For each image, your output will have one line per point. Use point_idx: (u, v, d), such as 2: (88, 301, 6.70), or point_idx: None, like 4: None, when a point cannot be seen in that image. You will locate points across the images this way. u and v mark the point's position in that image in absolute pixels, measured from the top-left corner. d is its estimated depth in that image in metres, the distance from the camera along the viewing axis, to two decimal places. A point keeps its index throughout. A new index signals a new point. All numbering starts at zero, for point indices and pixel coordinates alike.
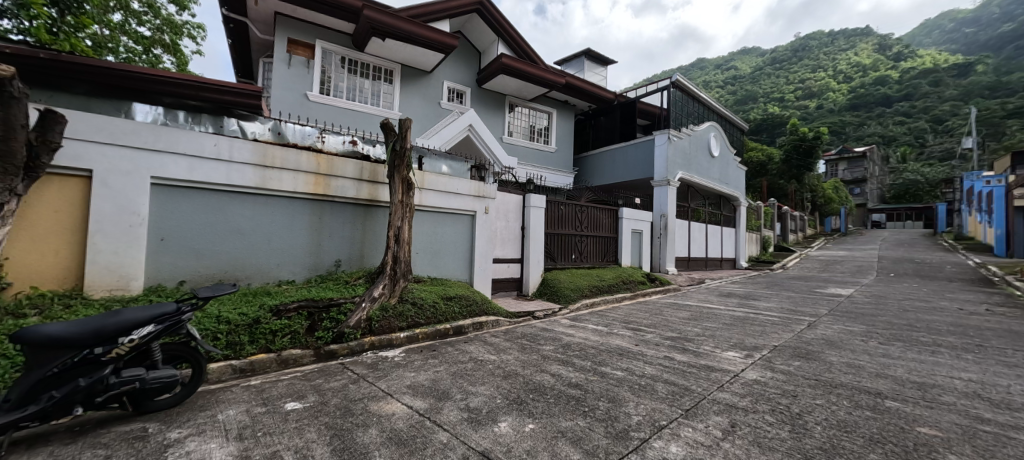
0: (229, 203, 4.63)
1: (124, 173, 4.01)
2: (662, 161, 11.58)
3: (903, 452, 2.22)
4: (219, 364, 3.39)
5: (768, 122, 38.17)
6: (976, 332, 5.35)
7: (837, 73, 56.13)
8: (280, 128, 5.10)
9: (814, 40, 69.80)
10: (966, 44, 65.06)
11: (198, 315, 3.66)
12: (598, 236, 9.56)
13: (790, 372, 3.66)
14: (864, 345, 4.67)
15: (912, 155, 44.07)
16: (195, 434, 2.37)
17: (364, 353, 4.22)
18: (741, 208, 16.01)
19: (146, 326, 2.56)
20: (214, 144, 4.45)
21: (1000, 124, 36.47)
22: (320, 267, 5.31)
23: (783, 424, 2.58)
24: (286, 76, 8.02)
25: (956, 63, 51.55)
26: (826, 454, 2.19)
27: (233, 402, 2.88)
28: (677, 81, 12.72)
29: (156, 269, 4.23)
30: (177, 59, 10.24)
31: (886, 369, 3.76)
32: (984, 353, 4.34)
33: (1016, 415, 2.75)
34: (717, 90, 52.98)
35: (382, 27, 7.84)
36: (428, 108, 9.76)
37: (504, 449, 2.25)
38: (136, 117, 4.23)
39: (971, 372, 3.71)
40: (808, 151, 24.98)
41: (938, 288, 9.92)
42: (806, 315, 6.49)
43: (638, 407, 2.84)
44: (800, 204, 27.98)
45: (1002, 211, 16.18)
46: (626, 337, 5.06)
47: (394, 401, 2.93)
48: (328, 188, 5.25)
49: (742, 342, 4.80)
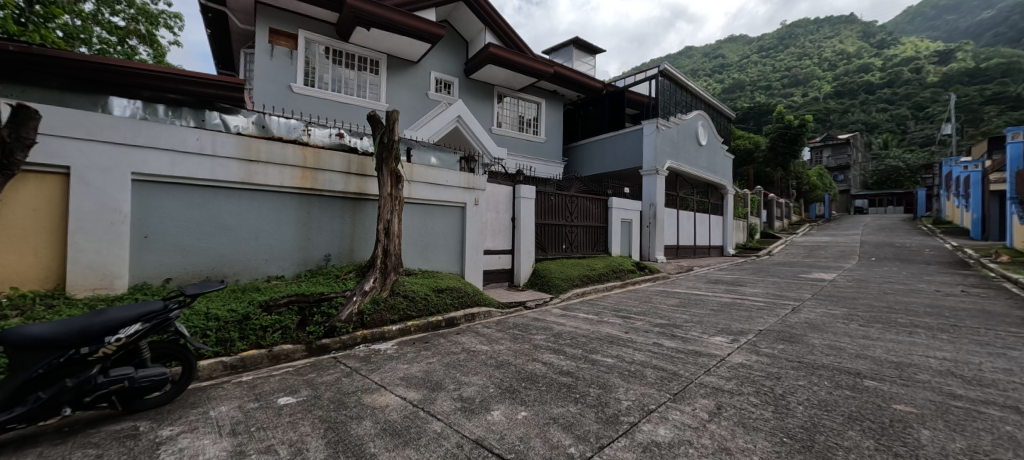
0: (215, 199, 4.56)
1: (104, 169, 3.91)
2: (651, 151, 11.65)
3: (880, 429, 2.32)
4: (210, 361, 3.37)
5: (756, 110, 38.77)
6: (952, 313, 5.58)
7: (822, 62, 57.02)
8: (264, 121, 4.95)
9: (800, 29, 70.58)
10: (947, 32, 66.20)
11: (186, 313, 3.62)
12: (588, 226, 9.63)
13: (773, 355, 3.78)
14: (845, 327, 4.84)
15: (895, 141, 44.93)
16: (187, 432, 2.37)
17: (356, 346, 4.20)
18: (728, 196, 16.19)
19: (132, 325, 2.51)
20: (196, 138, 4.34)
21: (979, 110, 37.26)
22: (310, 261, 5.28)
23: (767, 405, 2.66)
24: (268, 67, 7.82)
25: (937, 51, 52.44)
26: (807, 433, 2.28)
27: (224, 399, 2.87)
28: (665, 69, 12.58)
29: (140, 268, 4.16)
30: (153, 51, 9.93)
31: (866, 350, 3.90)
32: (959, 333, 4.52)
33: (987, 391, 2.89)
34: (705, 79, 53.54)
35: (366, 16, 7.70)
36: (415, 99, 9.61)
37: (497, 436, 2.29)
38: (114, 112, 4.09)
39: (946, 351, 3.87)
40: (794, 138, 25.18)
41: (917, 271, 10.24)
42: (790, 300, 6.68)
43: (628, 392, 2.91)
44: (786, 192, 28.56)
45: (978, 195, 16.74)
46: (616, 325, 5.14)
47: (387, 393, 2.95)
48: (316, 182, 5.19)
49: (729, 327, 4.92)
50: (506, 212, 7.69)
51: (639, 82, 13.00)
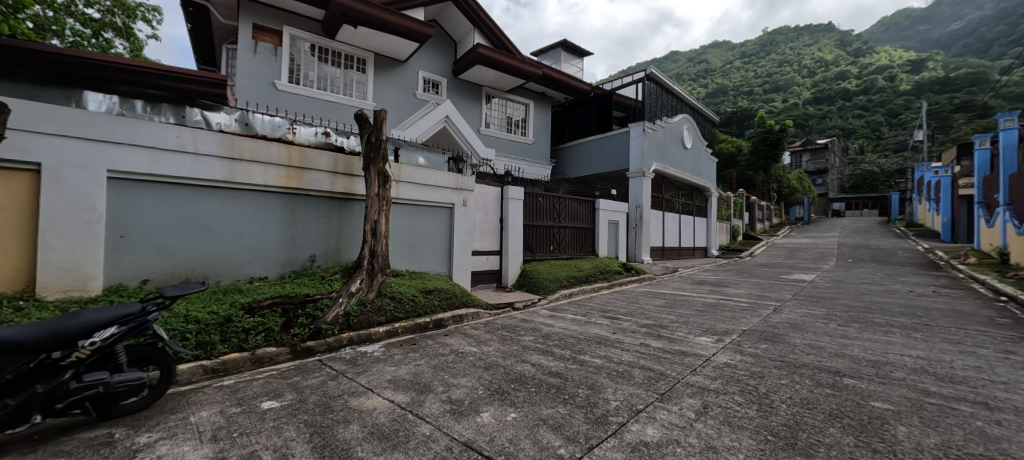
0: (196, 197, 4.43)
1: (79, 166, 3.77)
2: (638, 153, 11.79)
3: (860, 426, 2.39)
4: (189, 365, 3.26)
5: (738, 115, 39.70)
6: (925, 313, 5.79)
7: (801, 69, 58.67)
8: (248, 119, 4.83)
9: (781, 36, 72.55)
10: (919, 42, 68.82)
11: (165, 315, 3.52)
12: (576, 227, 9.69)
13: (757, 354, 3.86)
14: (825, 327, 4.98)
15: (870, 146, 46.51)
16: (166, 438, 2.29)
17: (342, 348, 4.14)
18: (712, 199, 16.49)
19: (108, 328, 2.42)
20: (176, 135, 4.22)
21: (948, 117, 38.82)
22: (295, 262, 5.17)
23: (751, 404, 2.72)
24: (252, 64, 7.66)
25: (910, 60, 54.51)
26: (790, 430, 2.33)
27: (205, 403, 2.79)
28: (651, 73, 12.76)
29: (116, 269, 4.02)
30: (130, 44, 9.61)
31: (845, 349, 4.01)
32: (932, 332, 4.70)
33: (959, 388, 3.00)
34: (690, 83, 54.54)
35: (353, 14, 7.60)
36: (403, 98, 9.52)
37: (486, 438, 2.28)
38: (89, 107, 3.98)
39: (920, 349, 4.01)
40: (774, 143, 25.64)
41: (891, 272, 10.60)
42: (772, 300, 6.84)
43: (616, 393, 2.93)
44: (768, 195, 29.28)
45: (948, 200, 17.44)
46: (603, 325, 5.18)
47: (375, 396, 2.91)
48: (301, 181, 5.09)
49: (714, 327, 5.01)
50: (494, 214, 7.68)
51: (626, 85, 13.15)
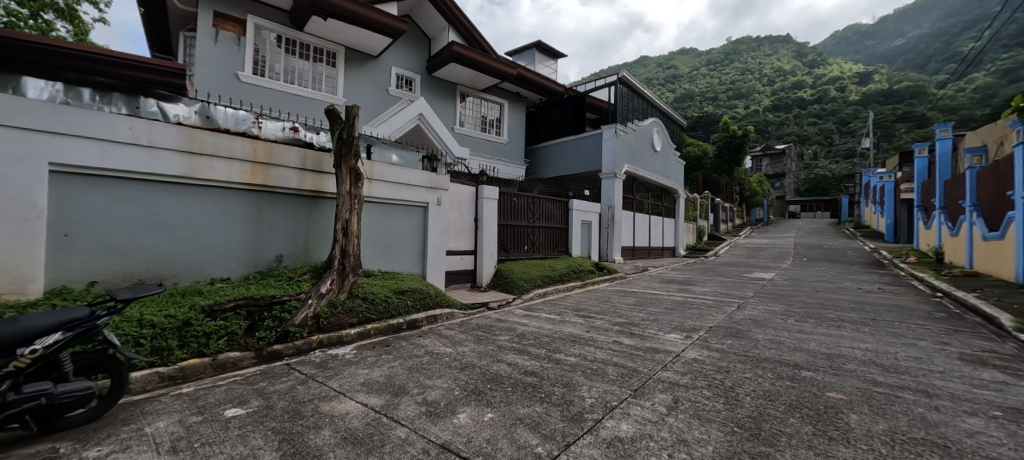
0: (151, 193, 4.16)
1: (16, 159, 3.44)
2: (610, 154, 12.04)
3: (816, 415, 2.54)
4: (144, 373, 3.06)
5: (704, 120, 41.33)
6: (872, 308, 6.23)
7: (762, 77, 61.76)
8: (209, 111, 4.58)
9: (744, 46, 76.10)
10: (867, 56, 73.95)
11: (116, 319, 3.28)
12: (550, 227, 9.78)
13: (723, 350, 4.03)
14: (784, 322, 5.27)
15: (823, 152, 49.54)
16: (117, 451, 2.14)
17: (312, 352, 4.01)
18: (680, 200, 17.07)
19: (52, 334, 2.24)
20: (129, 127, 3.94)
21: (892, 127, 41.93)
22: (260, 262, 4.95)
23: (718, 397, 2.84)
24: (212, 53, 7.26)
25: (859, 73, 58.45)
26: (755, 422, 2.45)
27: (162, 413, 2.62)
28: (623, 77, 13.06)
29: (59, 270, 3.70)
30: (74, 27, 8.89)
31: (802, 343, 4.26)
32: (878, 326, 5.06)
33: (902, 377, 3.25)
34: (659, 88, 56.25)
35: (323, 5, 7.35)
36: (375, 94, 9.30)
37: (464, 440, 2.26)
38: (29, 95, 3.61)
39: (868, 342, 4.31)
40: (738, 147, 26.74)
41: (842, 271, 11.34)
42: (736, 298, 7.16)
43: (591, 390, 2.99)
44: (731, 197, 30.63)
45: (891, 203, 18.82)
46: (577, 324, 5.27)
47: (348, 400, 2.83)
48: (267, 178, 4.87)
49: (682, 324, 5.20)
50: (468, 213, 7.64)
51: (599, 88, 13.41)
